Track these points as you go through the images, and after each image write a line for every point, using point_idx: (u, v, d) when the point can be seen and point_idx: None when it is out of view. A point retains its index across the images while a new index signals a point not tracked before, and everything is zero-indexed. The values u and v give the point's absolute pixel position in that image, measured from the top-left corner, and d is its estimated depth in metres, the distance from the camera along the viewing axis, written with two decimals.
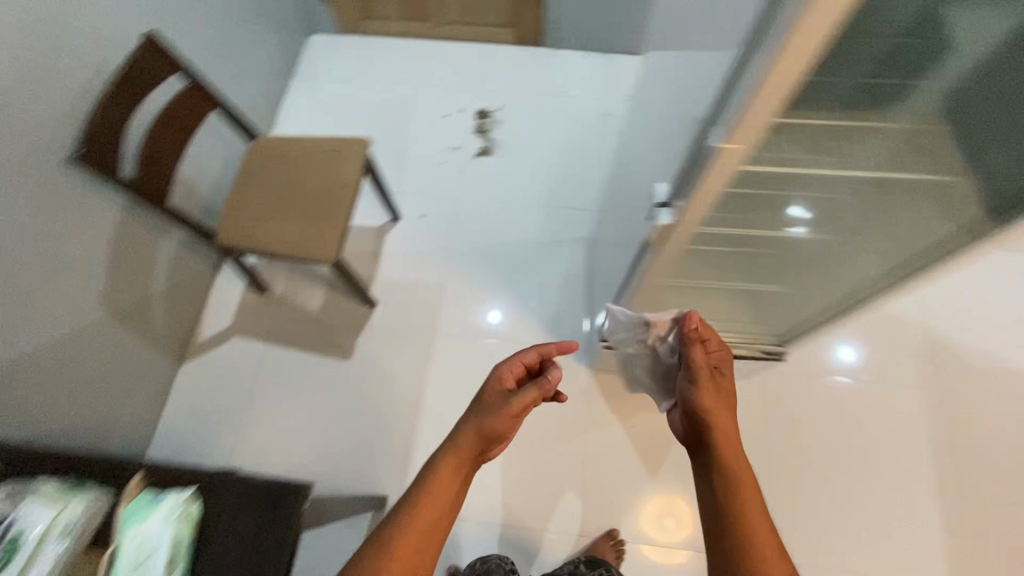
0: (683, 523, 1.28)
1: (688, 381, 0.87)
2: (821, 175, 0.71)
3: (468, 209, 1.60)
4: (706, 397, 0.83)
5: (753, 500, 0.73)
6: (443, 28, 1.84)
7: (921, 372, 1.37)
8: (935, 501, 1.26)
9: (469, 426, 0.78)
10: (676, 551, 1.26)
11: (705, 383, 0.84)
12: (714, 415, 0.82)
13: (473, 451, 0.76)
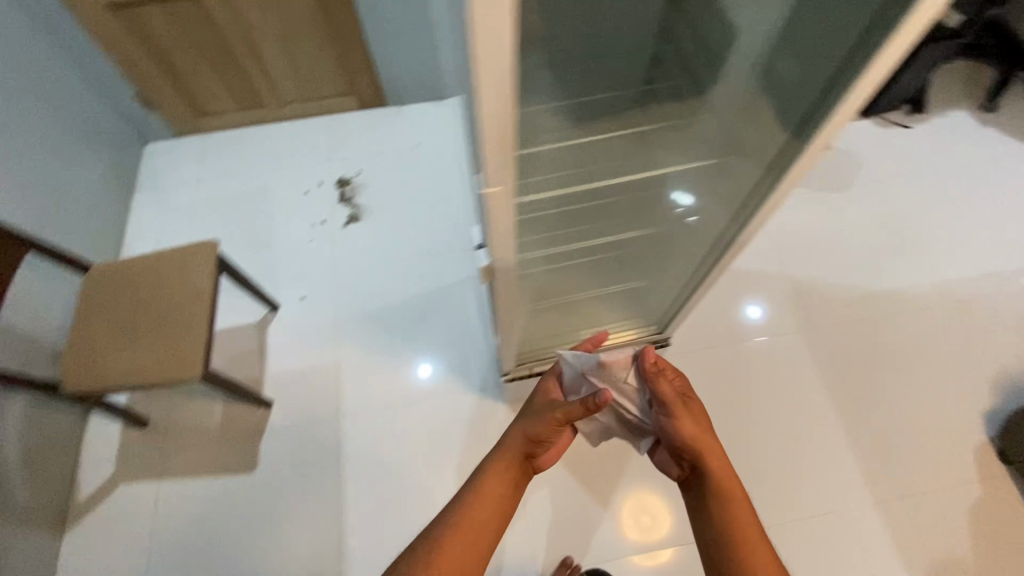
0: (668, 519, 1.32)
1: (662, 414, 0.89)
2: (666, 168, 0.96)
3: (347, 279, 1.56)
4: (686, 424, 0.86)
5: (749, 523, 0.77)
6: (283, 109, 1.81)
7: (794, 317, 1.49)
8: (837, 430, 1.35)
9: (505, 447, 0.89)
10: (663, 548, 1.29)
11: (679, 411, 0.87)
12: (699, 443, 0.84)
13: (508, 461, 0.87)
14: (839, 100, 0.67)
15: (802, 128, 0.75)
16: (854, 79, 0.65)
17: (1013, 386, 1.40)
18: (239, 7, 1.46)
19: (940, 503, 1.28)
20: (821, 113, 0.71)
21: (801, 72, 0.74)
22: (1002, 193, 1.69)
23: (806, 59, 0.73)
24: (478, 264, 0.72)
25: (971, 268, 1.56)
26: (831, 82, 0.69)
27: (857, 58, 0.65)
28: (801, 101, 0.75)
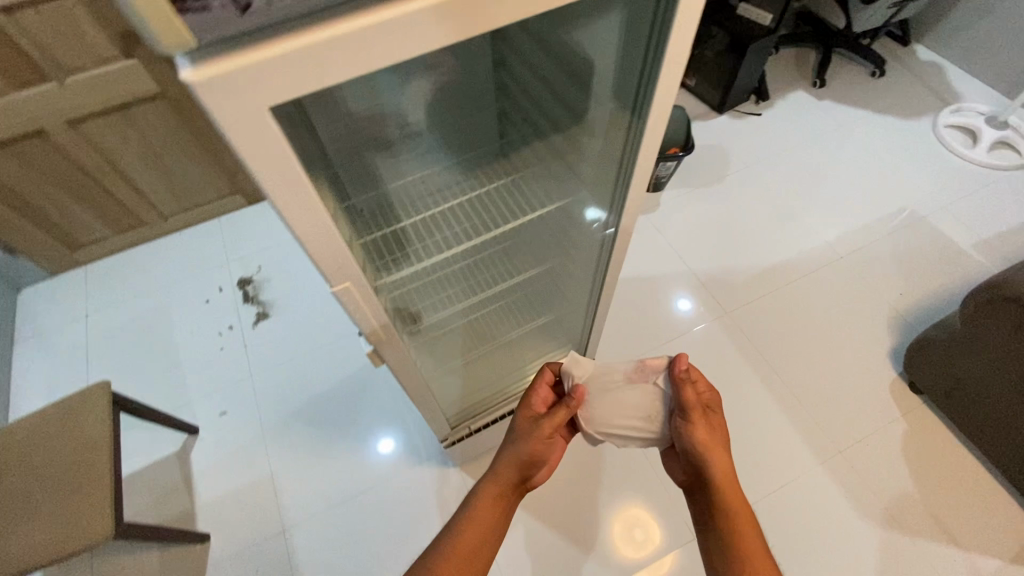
0: (659, 525, 1.33)
1: (676, 419, 0.74)
2: (546, 207, 0.97)
3: (267, 381, 1.50)
4: (701, 435, 0.71)
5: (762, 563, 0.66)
6: (167, 221, 1.74)
7: (707, 308, 1.58)
8: (767, 402, 1.42)
9: (504, 466, 0.78)
10: (663, 556, 1.29)
11: (695, 422, 0.71)
12: (715, 461, 0.70)
13: (506, 482, 0.78)
14: (654, 79, 0.62)
15: (637, 112, 0.69)
16: (657, 70, 0.61)
17: (906, 321, 1.53)
18: (93, 134, 1.41)
19: (876, 446, 1.36)
20: (645, 100, 0.66)
21: (615, 72, 0.69)
22: (850, 155, 1.89)
23: (614, 61, 0.68)
24: (365, 351, 0.72)
25: (843, 226, 1.72)
26: (643, 66, 0.64)
27: (655, 43, 0.60)
28: (627, 88, 0.69)
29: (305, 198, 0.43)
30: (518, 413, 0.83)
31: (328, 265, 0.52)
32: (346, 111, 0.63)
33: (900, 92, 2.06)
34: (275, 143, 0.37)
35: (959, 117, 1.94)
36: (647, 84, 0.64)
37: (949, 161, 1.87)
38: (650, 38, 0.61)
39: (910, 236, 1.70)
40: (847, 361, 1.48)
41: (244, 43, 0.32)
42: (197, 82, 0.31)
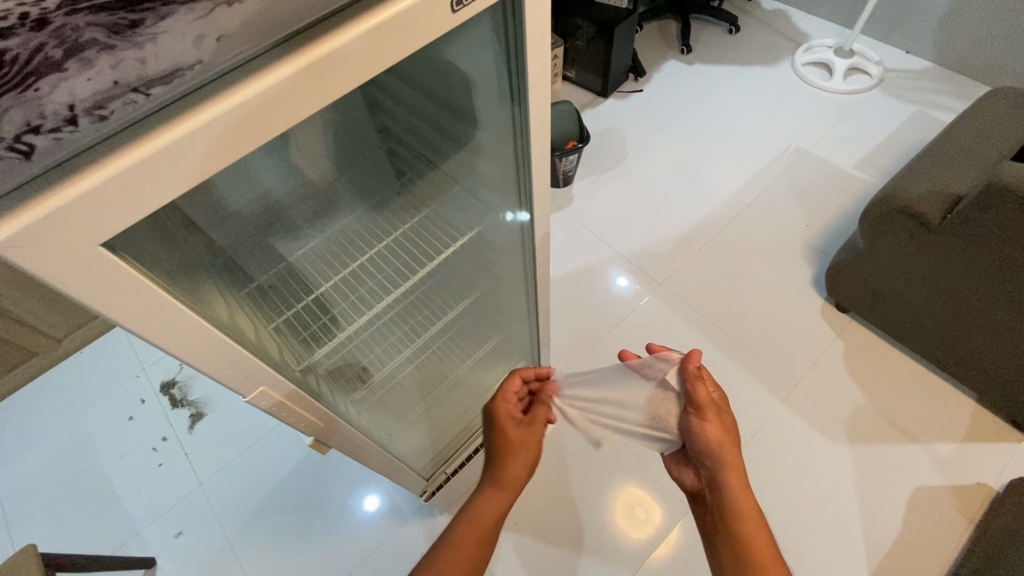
0: (657, 503, 1.34)
1: (689, 419, 0.69)
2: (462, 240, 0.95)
3: (219, 483, 1.38)
4: (712, 431, 0.68)
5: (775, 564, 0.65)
6: (62, 343, 1.57)
7: (643, 284, 1.61)
8: (720, 358, 1.47)
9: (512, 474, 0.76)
10: (666, 534, 1.30)
11: (703, 420, 0.68)
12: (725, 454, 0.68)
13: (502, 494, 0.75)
14: (524, 80, 0.61)
15: (517, 118, 0.68)
16: (525, 81, 0.61)
17: (819, 249, 1.64)
18: None
19: (824, 371, 1.44)
20: (521, 105, 0.65)
21: (485, 87, 0.68)
22: (730, 109, 2.01)
23: (480, 78, 0.66)
24: (307, 441, 0.67)
25: (742, 176, 1.82)
26: (510, 73, 0.63)
27: (514, 48, 0.59)
28: (500, 97, 0.68)
29: (180, 311, 0.40)
30: (499, 418, 0.81)
31: (232, 369, 0.48)
32: (220, 198, 0.58)
33: (758, 43, 2.21)
34: (124, 271, 0.34)
35: (812, 54, 2.11)
36: (520, 90, 0.63)
37: (815, 95, 2.03)
38: (508, 56, 0.61)
39: (802, 169, 1.82)
40: (780, 298, 1.57)
41: (46, 185, 0.29)
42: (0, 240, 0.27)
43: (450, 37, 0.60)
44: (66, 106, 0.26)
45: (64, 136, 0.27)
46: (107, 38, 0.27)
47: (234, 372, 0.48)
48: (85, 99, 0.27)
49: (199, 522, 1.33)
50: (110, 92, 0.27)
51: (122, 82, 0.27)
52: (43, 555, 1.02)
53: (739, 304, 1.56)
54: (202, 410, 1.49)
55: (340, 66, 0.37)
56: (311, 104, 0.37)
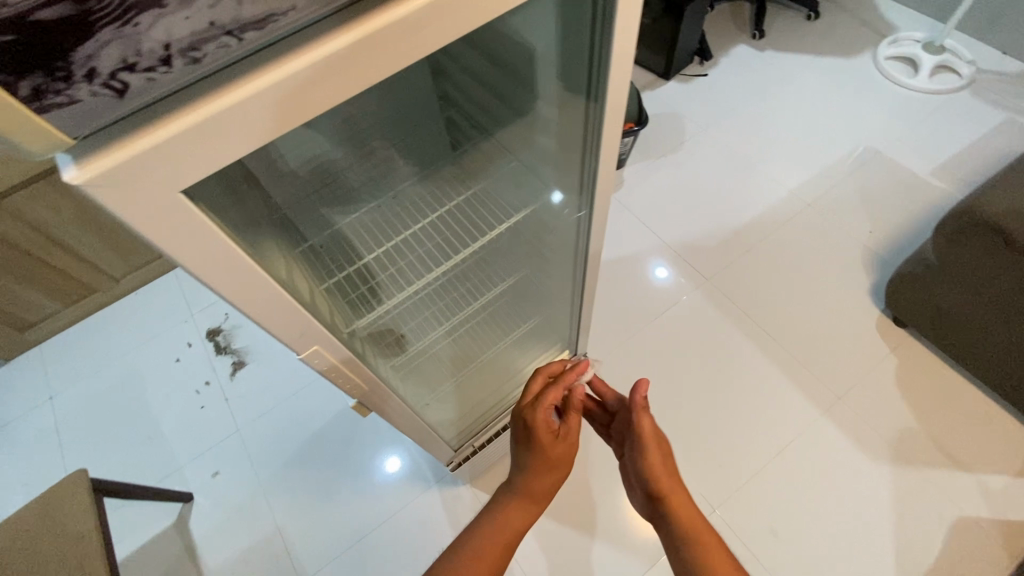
0: None
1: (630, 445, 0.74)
2: (512, 220, 0.93)
3: (255, 431, 1.43)
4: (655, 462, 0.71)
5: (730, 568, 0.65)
6: (119, 283, 1.65)
7: (688, 276, 1.56)
8: (763, 360, 1.43)
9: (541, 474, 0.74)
10: None
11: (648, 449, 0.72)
12: (667, 490, 0.70)
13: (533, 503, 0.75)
14: (607, 54, 0.57)
15: (592, 94, 0.64)
16: (607, 63, 0.58)
17: (881, 258, 1.55)
18: (19, 209, 1.32)
19: (873, 386, 1.37)
20: (598, 83, 0.62)
21: (559, 58, 0.64)
22: (799, 101, 1.90)
23: (558, 48, 0.63)
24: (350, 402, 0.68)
25: (806, 173, 1.73)
26: (591, 48, 0.59)
27: (602, 18, 0.55)
28: (576, 71, 0.64)
29: (248, 262, 0.40)
30: (536, 432, 0.72)
31: (287, 326, 0.48)
32: (281, 154, 0.57)
33: (838, 32, 2.07)
34: (199, 220, 0.34)
35: (898, 48, 1.96)
36: (601, 65, 0.59)
37: (894, 92, 1.89)
38: (593, 34, 0.58)
39: (872, 171, 1.71)
40: (833, 304, 1.50)
41: (134, 126, 0.29)
42: (89, 179, 0.27)
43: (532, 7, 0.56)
44: (162, 44, 0.25)
45: (156, 77, 0.27)
46: None
47: (290, 328, 0.49)
48: (179, 38, 0.26)
49: (235, 465, 1.39)
50: (204, 34, 0.26)
51: (217, 23, 0.26)
52: (89, 480, 1.08)
53: (788, 306, 1.50)
54: (243, 358, 1.54)
55: (423, 25, 0.34)
56: (395, 62, 0.35)
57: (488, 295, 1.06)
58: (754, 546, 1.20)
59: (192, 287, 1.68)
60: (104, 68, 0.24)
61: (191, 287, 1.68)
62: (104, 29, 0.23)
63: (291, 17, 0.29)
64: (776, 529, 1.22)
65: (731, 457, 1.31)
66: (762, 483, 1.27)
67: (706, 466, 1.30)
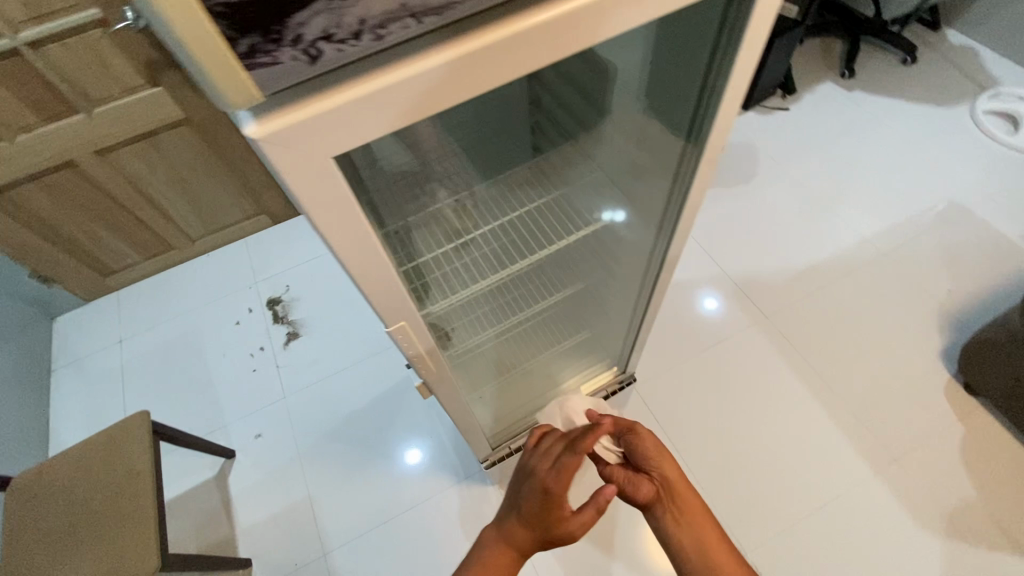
0: None
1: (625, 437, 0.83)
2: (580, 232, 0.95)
3: (300, 401, 1.49)
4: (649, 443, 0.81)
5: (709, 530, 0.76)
6: (195, 244, 1.75)
7: (747, 312, 1.52)
8: (816, 408, 1.37)
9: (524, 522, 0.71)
10: None
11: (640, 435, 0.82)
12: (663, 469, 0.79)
13: (516, 550, 0.72)
14: (717, 100, 0.60)
15: (694, 136, 0.68)
16: (714, 110, 0.62)
17: (957, 319, 1.47)
18: (120, 161, 1.43)
19: (933, 452, 1.30)
20: (704, 124, 0.65)
21: (665, 91, 0.67)
22: (884, 146, 1.83)
23: (666, 82, 0.65)
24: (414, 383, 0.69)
25: (883, 220, 1.66)
26: (701, 94, 0.63)
27: (721, 60, 0.57)
28: (679, 112, 0.68)
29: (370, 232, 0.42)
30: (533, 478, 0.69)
31: (385, 301, 0.50)
32: (387, 139, 0.60)
33: (935, 80, 1.98)
34: (339, 186, 0.36)
35: (998, 102, 1.86)
36: (711, 107, 0.62)
37: (990, 149, 1.79)
38: (704, 81, 0.61)
39: (955, 228, 1.63)
40: (899, 361, 1.42)
41: (308, 94, 0.31)
42: (265, 134, 0.30)
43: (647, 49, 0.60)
44: (359, 20, 0.28)
45: (344, 50, 0.29)
46: None
47: (385, 303, 0.51)
48: (375, 15, 0.28)
49: (279, 430, 1.45)
50: (393, 14, 0.28)
51: (405, 5, 0.28)
52: (151, 424, 1.15)
53: (849, 357, 1.44)
54: (298, 331, 1.60)
55: (573, 26, 0.36)
56: (537, 61, 0.37)
57: (543, 303, 1.07)
58: None
59: (259, 257, 1.76)
60: (310, 36, 0.27)
61: (259, 257, 1.76)
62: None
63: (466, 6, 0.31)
64: None
65: (770, 502, 1.26)
66: (800, 534, 1.22)
67: (743, 507, 1.26)
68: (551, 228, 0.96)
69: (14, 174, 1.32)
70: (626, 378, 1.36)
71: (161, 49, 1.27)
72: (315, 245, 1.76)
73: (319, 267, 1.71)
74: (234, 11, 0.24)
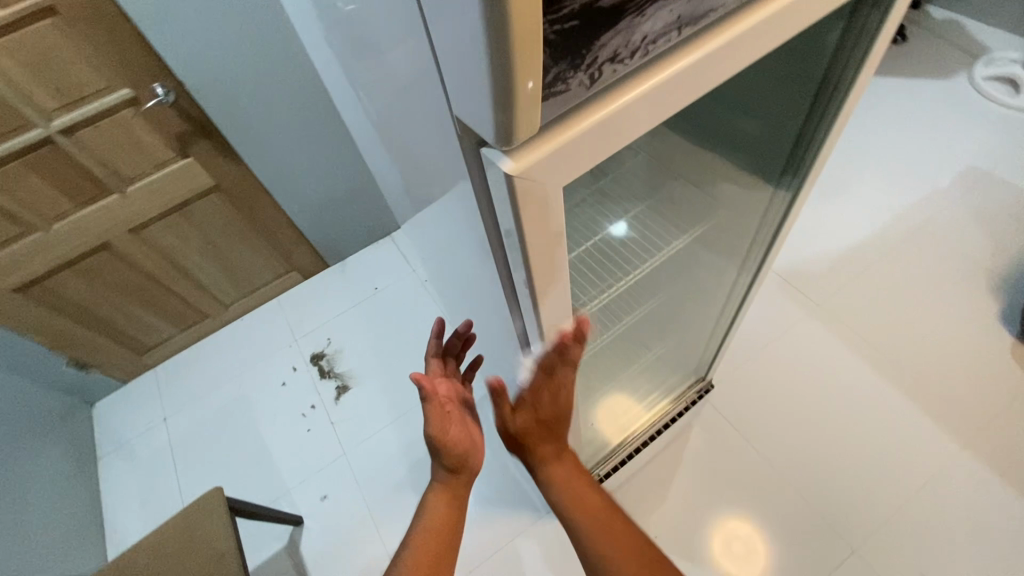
0: (811, 537, 1.21)
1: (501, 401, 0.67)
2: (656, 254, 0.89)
3: (361, 455, 1.45)
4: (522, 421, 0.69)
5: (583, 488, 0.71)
6: (228, 309, 1.73)
7: (798, 303, 1.52)
8: (889, 391, 1.36)
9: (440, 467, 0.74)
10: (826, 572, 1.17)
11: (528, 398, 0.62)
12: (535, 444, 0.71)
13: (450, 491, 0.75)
14: (830, 122, 0.65)
15: (796, 164, 0.73)
16: (827, 129, 0.66)
17: (1006, 282, 1.47)
18: (153, 236, 1.42)
19: (1017, 417, 1.29)
20: (809, 151, 0.70)
21: (767, 128, 0.70)
22: (893, 123, 1.86)
23: (772, 116, 0.69)
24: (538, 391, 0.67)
25: (912, 195, 1.67)
26: (812, 117, 0.67)
27: (833, 88, 0.63)
28: (780, 138, 0.71)
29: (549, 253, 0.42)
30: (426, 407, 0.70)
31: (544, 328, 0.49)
32: None
33: (928, 55, 2.03)
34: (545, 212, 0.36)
35: (996, 67, 1.90)
36: (819, 134, 0.68)
37: (995, 112, 1.83)
38: (815, 103, 0.65)
39: (984, 193, 1.64)
40: (961, 330, 1.42)
41: (569, 114, 0.34)
42: (520, 168, 0.32)
43: (762, 82, 0.63)
44: (643, 36, 0.32)
45: (616, 70, 0.33)
46: None
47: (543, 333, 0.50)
48: (655, 30, 0.33)
49: (345, 487, 1.40)
50: (667, 29, 0.33)
51: (680, 18, 0.33)
52: (225, 499, 1.10)
53: (910, 334, 1.43)
54: (347, 383, 1.57)
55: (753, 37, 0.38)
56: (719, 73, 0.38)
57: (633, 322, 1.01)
58: None
59: (295, 314, 1.74)
60: (605, 57, 0.31)
61: (294, 314, 1.74)
62: (623, 19, 0.31)
63: (708, 20, 0.36)
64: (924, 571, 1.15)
65: (866, 492, 1.24)
66: (904, 521, 1.20)
67: (839, 502, 1.24)
68: (641, 242, 0.88)
69: (50, 263, 1.31)
70: (707, 388, 1.37)
71: (190, 120, 1.28)
72: (349, 295, 1.74)
73: (358, 315, 1.69)
74: (559, 37, 0.28)
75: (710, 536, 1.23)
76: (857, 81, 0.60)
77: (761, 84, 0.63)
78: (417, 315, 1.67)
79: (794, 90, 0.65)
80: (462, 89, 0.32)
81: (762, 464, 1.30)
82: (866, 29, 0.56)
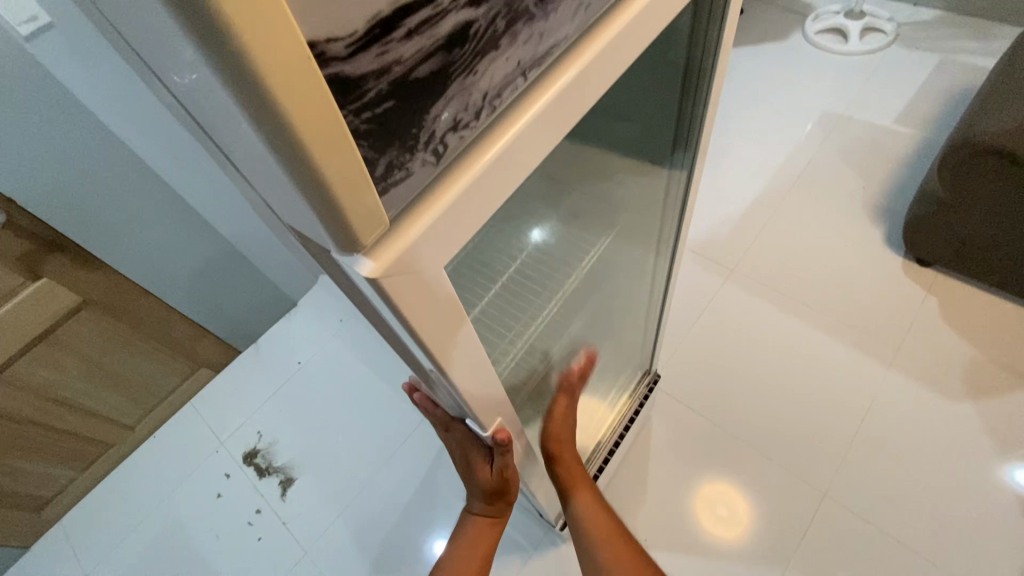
0: (784, 493, 1.24)
1: None
2: (587, 258, 0.86)
3: (326, 548, 1.33)
4: None
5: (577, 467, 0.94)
6: (136, 430, 1.53)
7: (716, 272, 1.58)
8: (814, 333, 1.44)
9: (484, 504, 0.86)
10: (808, 523, 1.20)
11: None
12: None
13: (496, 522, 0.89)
14: (705, 98, 0.70)
15: (683, 141, 0.77)
16: (703, 106, 0.71)
17: (883, 208, 1.62)
18: (20, 374, 1.23)
19: (923, 330, 1.41)
20: (694, 125, 0.74)
21: (651, 126, 0.72)
22: (752, 88, 2.01)
23: (651, 114, 0.70)
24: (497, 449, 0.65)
25: (785, 148, 1.81)
26: (685, 97, 0.71)
27: (699, 67, 0.67)
28: (663, 125, 0.74)
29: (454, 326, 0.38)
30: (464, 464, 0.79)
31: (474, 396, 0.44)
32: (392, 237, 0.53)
33: (764, 21, 2.22)
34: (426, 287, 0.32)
35: (823, 23, 2.11)
36: (697, 111, 0.72)
37: (835, 60, 2.02)
38: (685, 84, 0.69)
39: (843, 134, 1.80)
40: (857, 261, 1.54)
41: (425, 190, 0.30)
42: (384, 270, 0.27)
43: (642, 83, 0.63)
44: (481, 94, 0.30)
45: (464, 136, 0.30)
46: (507, 29, 0.29)
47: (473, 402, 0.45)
48: (495, 84, 0.30)
49: None
50: (508, 79, 0.31)
51: (520, 64, 0.31)
52: None
53: (818, 275, 1.53)
54: (291, 475, 1.44)
55: (605, 52, 0.37)
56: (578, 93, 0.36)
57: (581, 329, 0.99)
58: (873, 518, 1.19)
59: (212, 415, 1.56)
60: (443, 130, 0.28)
61: (212, 415, 1.56)
62: (453, 84, 0.28)
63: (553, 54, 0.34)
64: (891, 494, 1.21)
65: (820, 435, 1.30)
66: (859, 452, 1.27)
67: (800, 451, 1.28)
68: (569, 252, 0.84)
69: None
70: (654, 379, 1.36)
71: (32, 238, 1.12)
72: (270, 378, 1.59)
73: (286, 397, 1.56)
74: (375, 125, 0.24)
75: (697, 519, 1.23)
76: (718, 58, 0.65)
77: (643, 85, 0.63)
78: (351, 381, 1.56)
79: (667, 81, 0.67)
80: (285, 198, 0.26)
81: (724, 435, 1.32)
82: (714, 12, 0.60)
